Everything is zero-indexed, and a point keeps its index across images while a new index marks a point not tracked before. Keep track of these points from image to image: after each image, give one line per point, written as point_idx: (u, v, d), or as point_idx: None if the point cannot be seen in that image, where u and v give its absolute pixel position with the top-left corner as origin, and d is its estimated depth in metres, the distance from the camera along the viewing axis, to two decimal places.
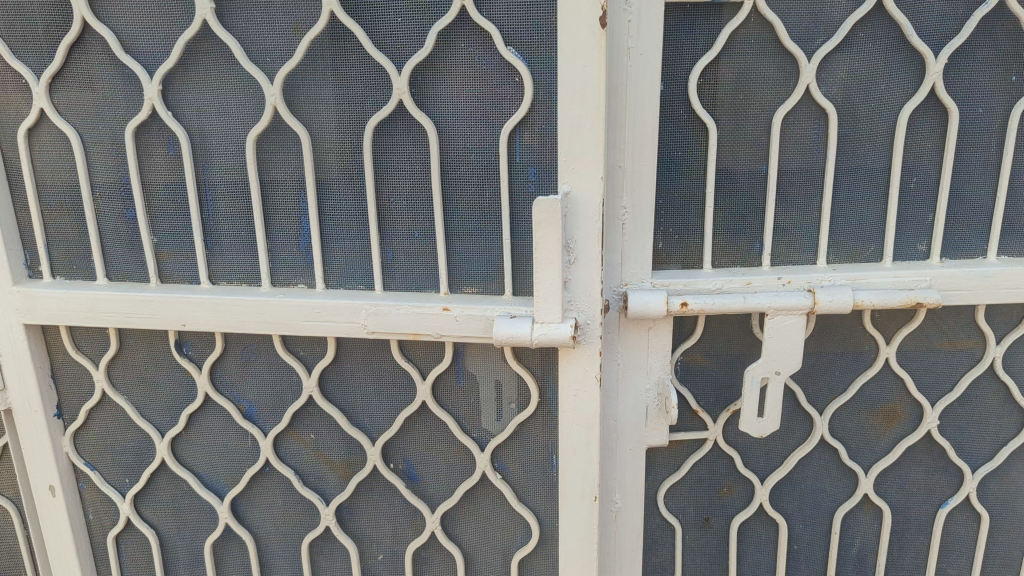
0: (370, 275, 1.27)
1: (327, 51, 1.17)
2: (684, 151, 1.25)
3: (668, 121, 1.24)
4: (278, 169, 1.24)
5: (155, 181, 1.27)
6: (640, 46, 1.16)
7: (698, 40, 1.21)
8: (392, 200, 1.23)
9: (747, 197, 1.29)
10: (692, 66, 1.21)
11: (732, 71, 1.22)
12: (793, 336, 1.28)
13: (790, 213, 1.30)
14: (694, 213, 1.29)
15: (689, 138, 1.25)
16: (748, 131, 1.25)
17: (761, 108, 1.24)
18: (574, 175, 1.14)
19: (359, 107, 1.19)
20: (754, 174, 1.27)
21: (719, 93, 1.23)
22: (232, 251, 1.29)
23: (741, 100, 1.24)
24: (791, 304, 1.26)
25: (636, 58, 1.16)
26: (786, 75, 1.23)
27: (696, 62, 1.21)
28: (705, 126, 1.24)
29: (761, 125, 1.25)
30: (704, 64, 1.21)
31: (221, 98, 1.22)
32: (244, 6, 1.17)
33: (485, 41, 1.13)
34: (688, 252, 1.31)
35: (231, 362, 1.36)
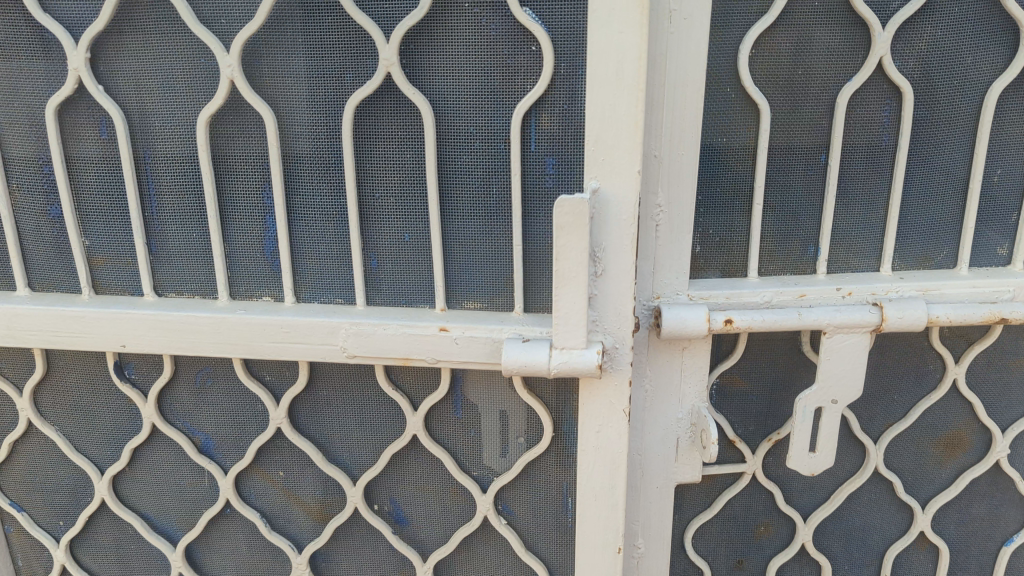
0: (350, 286, 1.05)
1: (297, 11, 0.94)
2: (730, 137, 1.04)
3: (712, 100, 1.02)
4: (235, 158, 1.01)
5: (84, 170, 1.03)
6: (683, 9, 0.94)
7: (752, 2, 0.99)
8: (377, 196, 1.00)
9: (801, 192, 1.08)
10: (744, 34, 1.00)
11: (791, 40, 1.01)
12: (854, 358, 1.08)
13: (852, 211, 1.09)
14: (740, 212, 1.08)
15: (736, 122, 1.04)
16: (806, 114, 1.04)
17: (823, 86, 1.03)
18: (603, 168, 0.92)
19: (337, 82, 0.97)
20: (812, 164, 1.06)
21: (774, 67, 1.02)
22: (181, 256, 1.06)
23: (800, 76, 1.02)
24: (854, 321, 1.05)
25: (679, 24, 0.95)
26: (853, 46, 1.01)
27: (748, 30, 0.99)
28: (756, 108, 1.03)
29: (822, 106, 1.04)
30: (759, 31, 0.99)
31: (165, 69, 0.98)
32: None
33: (495, 0, 0.91)
34: (729, 257, 1.10)
35: (183, 387, 1.13)
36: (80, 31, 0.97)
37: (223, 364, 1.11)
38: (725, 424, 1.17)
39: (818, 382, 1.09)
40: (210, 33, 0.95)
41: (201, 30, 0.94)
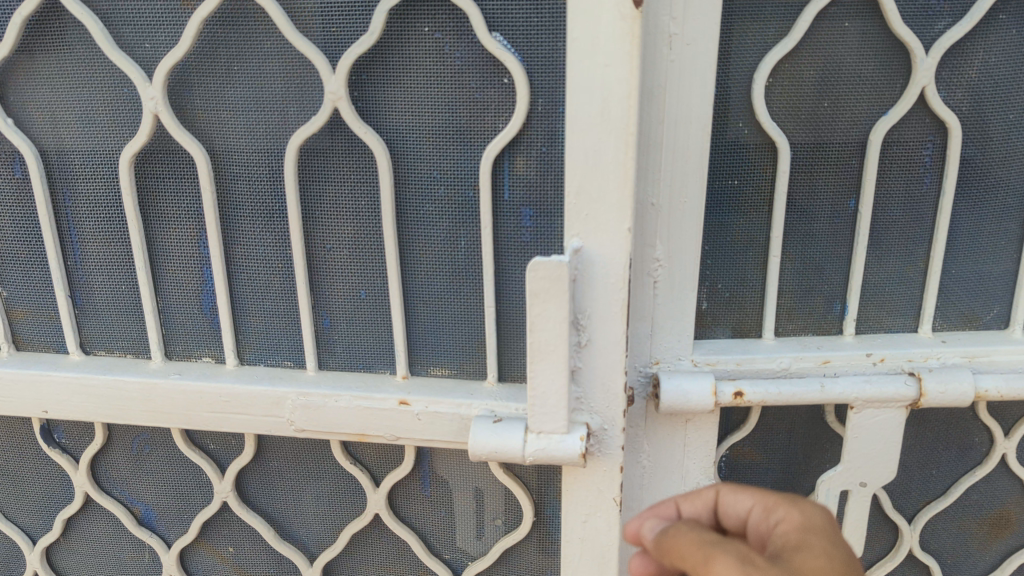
0: (300, 348, 0.91)
1: (230, 34, 0.80)
2: (742, 179, 0.89)
3: (721, 137, 0.87)
4: (166, 203, 0.87)
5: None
6: (685, 34, 0.79)
7: (769, 22, 0.84)
8: (329, 248, 0.86)
9: (827, 243, 0.92)
10: (757, 60, 0.85)
11: (817, 66, 0.85)
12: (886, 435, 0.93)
13: (886, 264, 0.93)
14: (754, 265, 0.93)
15: (749, 162, 0.88)
16: (833, 153, 0.88)
17: (854, 120, 0.87)
18: (587, 223, 0.77)
19: (279, 118, 0.82)
20: (839, 211, 0.90)
21: (796, 98, 0.86)
22: (110, 310, 0.93)
23: (827, 108, 0.86)
24: (886, 395, 0.90)
25: (680, 50, 0.80)
26: (890, 74, 0.85)
27: (767, 55, 0.84)
28: (774, 145, 0.87)
29: (853, 144, 0.88)
30: (779, 57, 0.83)
31: (81, 100, 0.85)
32: None
33: (460, 24, 0.76)
34: (741, 314, 0.95)
35: (119, 455, 1.00)
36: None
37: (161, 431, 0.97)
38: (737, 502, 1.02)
39: (842, 464, 0.96)
40: (129, 61, 0.81)
41: (117, 57, 0.81)
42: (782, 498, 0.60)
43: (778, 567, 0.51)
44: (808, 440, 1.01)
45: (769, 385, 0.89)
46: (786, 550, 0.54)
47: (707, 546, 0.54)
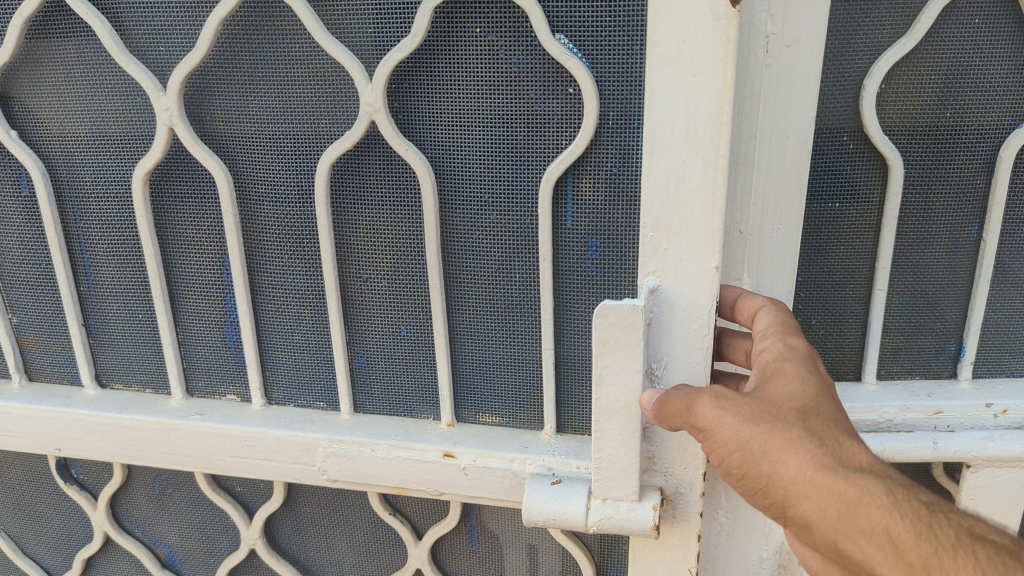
0: (333, 389, 0.81)
1: (248, 34, 0.69)
2: (844, 203, 0.74)
3: (821, 153, 0.72)
4: (185, 225, 0.77)
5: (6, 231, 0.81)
6: (785, 33, 0.65)
7: (885, 18, 0.68)
8: (366, 277, 0.75)
9: (943, 274, 0.76)
10: (870, 63, 0.69)
11: (942, 70, 0.69)
12: (1005, 496, 0.79)
13: (1019, 297, 0.77)
14: (856, 300, 0.77)
15: (854, 181, 0.73)
16: (954, 172, 0.72)
17: (982, 134, 0.71)
18: (664, 260, 0.66)
19: (308, 132, 0.71)
20: (960, 237, 0.75)
21: (913, 108, 0.70)
22: (126, 340, 0.84)
23: (951, 120, 0.70)
24: (1012, 453, 0.75)
25: (778, 53, 0.66)
26: None
27: (883, 55, 0.68)
28: (885, 162, 0.72)
29: (979, 161, 0.72)
30: (896, 59, 0.68)
31: (91, 111, 0.75)
32: None
33: (518, 26, 0.64)
34: (836, 357, 0.80)
35: (140, 493, 0.91)
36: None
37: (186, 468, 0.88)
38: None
39: None
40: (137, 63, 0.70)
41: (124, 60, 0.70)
42: (776, 326, 0.64)
43: (751, 399, 0.57)
44: None
45: (869, 440, 0.75)
46: (761, 382, 0.59)
47: (685, 393, 0.60)
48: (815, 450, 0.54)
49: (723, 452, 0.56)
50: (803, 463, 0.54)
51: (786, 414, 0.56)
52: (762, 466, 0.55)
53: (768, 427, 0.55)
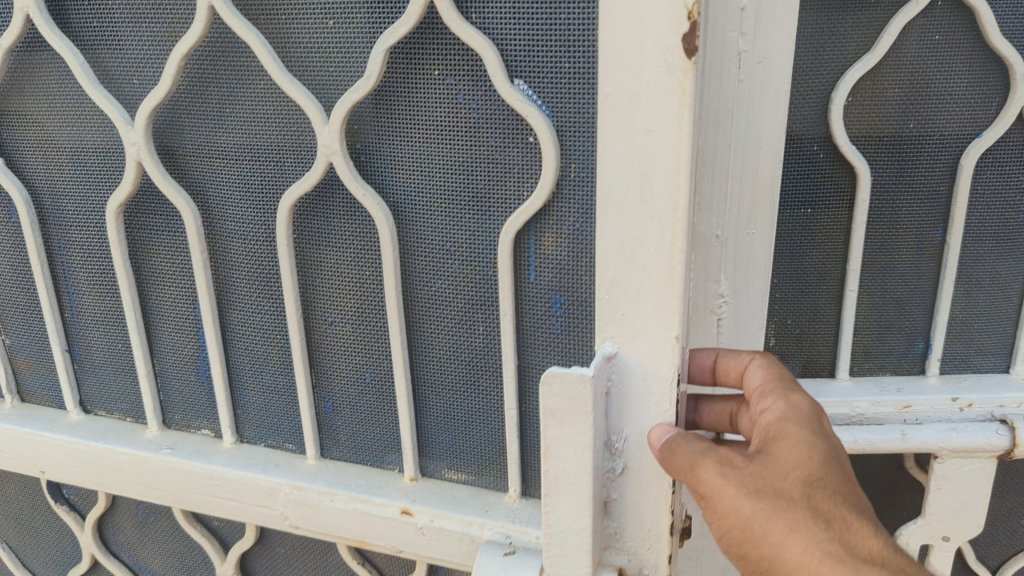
0: (301, 432, 0.78)
1: (214, 68, 0.67)
2: (816, 208, 0.86)
3: (793, 158, 0.84)
4: (162, 260, 0.76)
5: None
6: (758, 49, 0.67)
7: (853, 34, 0.79)
8: (331, 321, 0.72)
9: (913, 279, 0.89)
10: (837, 77, 0.81)
11: (905, 84, 0.80)
12: (974, 492, 0.89)
13: (977, 298, 0.89)
14: (830, 300, 0.90)
15: (826, 188, 0.85)
16: (918, 179, 0.84)
17: (943, 142, 0.83)
18: (622, 322, 0.59)
19: (273, 169, 0.68)
20: (926, 240, 0.87)
21: (879, 118, 0.82)
22: (109, 367, 0.84)
23: (912, 128, 0.82)
24: (974, 445, 0.85)
25: (749, 68, 0.67)
26: (989, 93, 0.81)
27: (848, 68, 0.80)
28: (855, 169, 0.83)
29: (941, 170, 0.84)
30: (861, 71, 0.79)
31: (73, 142, 0.75)
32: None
33: (473, 65, 0.58)
34: (812, 355, 0.93)
35: (123, 519, 0.91)
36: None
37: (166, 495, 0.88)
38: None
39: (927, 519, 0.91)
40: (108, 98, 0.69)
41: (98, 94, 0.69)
42: (773, 381, 0.61)
43: (756, 466, 0.53)
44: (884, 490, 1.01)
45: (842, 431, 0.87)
46: (766, 442, 0.55)
47: (685, 448, 0.55)
48: (822, 535, 0.50)
49: (723, 524, 0.52)
50: (807, 550, 0.49)
51: (792, 488, 0.51)
52: (763, 548, 0.51)
53: (772, 504, 0.51)
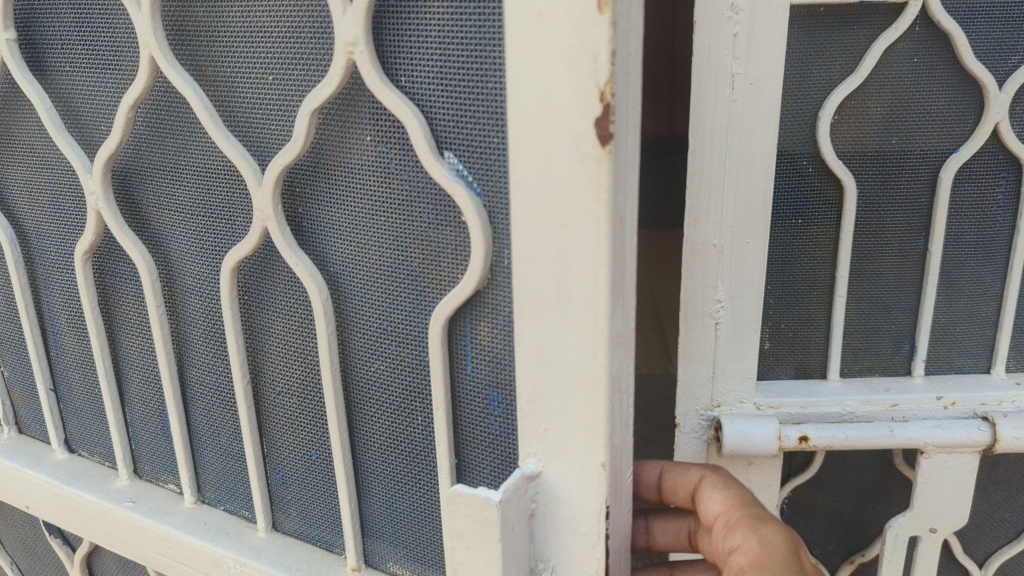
0: (357, 439, 0.98)
1: (333, 140, 0.86)
2: (786, 210, 1.33)
3: (774, 159, 1.31)
4: (258, 307, 0.99)
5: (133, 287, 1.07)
6: (735, 70, 1.19)
7: (814, 59, 1.26)
8: (381, 353, 0.92)
9: (848, 246, 1.35)
10: (802, 93, 1.27)
11: (833, 99, 1.27)
12: (950, 476, 1.38)
13: (890, 275, 1.37)
14: (809, 294, 1.38)
15: (795, 190, 1.32)
16: (848, 182, 1.31)
17: (855, 135, 1.29)
18: (545, 441, 0.83)
19: (368, 229, 0.88)
20: (877, 250, 1.35)
21: (822, 118, 1.28)
22: (217, 375, 1.06)
23: (840, 124, 1.28)
24: (952, 439, 1.33)
25: (732, 82, 1.20)
26: (887, 107, 1.27)
27: (807, 87, 1.26)
28: (822, 174, 1.31)
29: (858, 169, 1.31)
30: (814, 90, 1.25)
31: (199, 193, 0.97)
32: (231, 69, 0.90)
33: (498, 155, 0.77)
34: (806, 356, 1.42)
35: (222, 487, 1.15)
36: (102, 132, 1.01)
37: (238, 482, 1.12)
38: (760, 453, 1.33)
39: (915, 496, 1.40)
40: (233, 141, 0.90)
41: (222, 139, 0.89)
42: None
43: None
44: (874, 466, 1.49)
45: (839, 431, 1.34)
46: None
47: None
48: None
49: None
50: None
51: None
52: None
53: None
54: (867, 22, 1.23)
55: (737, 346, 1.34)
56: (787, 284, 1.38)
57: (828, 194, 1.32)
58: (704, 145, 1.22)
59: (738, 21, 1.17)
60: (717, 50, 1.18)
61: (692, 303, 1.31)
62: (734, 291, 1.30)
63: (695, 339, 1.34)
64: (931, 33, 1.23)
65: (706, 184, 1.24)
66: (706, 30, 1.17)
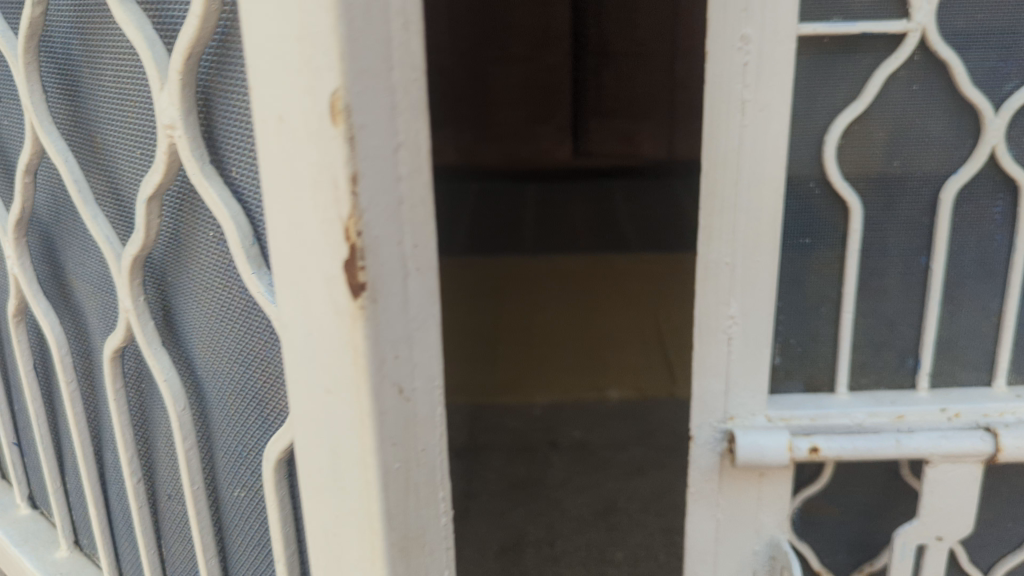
0: (217, 464, 1.31)
1: (171, 233, 1.16)
2: (808, 225, 1.40)
3: (793, 184, 1.37)
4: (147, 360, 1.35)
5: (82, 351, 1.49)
6: (756, 99, 1.27)
7: (843, 91, 1.31)
8: (218, 399, 1.24)
9: (863, 273, 1.42)
10: (828, 121, 1.33)
11: (854, 135, 1.35)
12: (956, 487, 1.44)
13: (902, 290, 1.43)
14: (824, 307, 1.44)
15: (815, 208, 1.38)
16: (866, 209, 1.39)
17: (877, 167, 1.36)
18: (332, 501, 1.02)
19: (201, 300, 1.18)
20: (903, 260, 1.41)
21: (843, 152, 1.35)
22: (137, 420, 1.43)
23: (862, 158, 1.36)
24: (957, 448, 1.40)
25: (754, 110, 1.28)
26: (907, 138, 1.35)
27: (835, 116, 1.33)
28: (842, 196, 1.37)
29: (874, 198, 1.38)
30: (843, 120, 1.32)
31: (102, 271, 1.35)
32: (104, 166, 1.23)
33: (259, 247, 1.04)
34: (816, 371, 1.48)
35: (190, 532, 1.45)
36: (50, 219, 1.43)
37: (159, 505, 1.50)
38: (769, 463, 1.41)
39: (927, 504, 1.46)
40: (99, 218, 1.24)
41: (92, 217, 1.24)
42: None
43: None
44: (883, 484, 1.54)
45: (851, 442, 1.41)
46: None
47: None
48: None
49: None
50: None
51: None
52: None
53: None
54: (869, 48, 1.29)
55: (748, 357, 1.42)
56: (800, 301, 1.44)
57: (837, 212, 1.39)
58: (716, 166, 1.31)
59: (747, 50, 1.25)
60: (728, 79, 1.26)
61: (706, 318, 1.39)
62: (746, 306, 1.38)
63: (707, 353, 1.42)
64: (929, 66, 1.30)
65: (718, 204, 1.33)
66: (718, 60, 1.26)
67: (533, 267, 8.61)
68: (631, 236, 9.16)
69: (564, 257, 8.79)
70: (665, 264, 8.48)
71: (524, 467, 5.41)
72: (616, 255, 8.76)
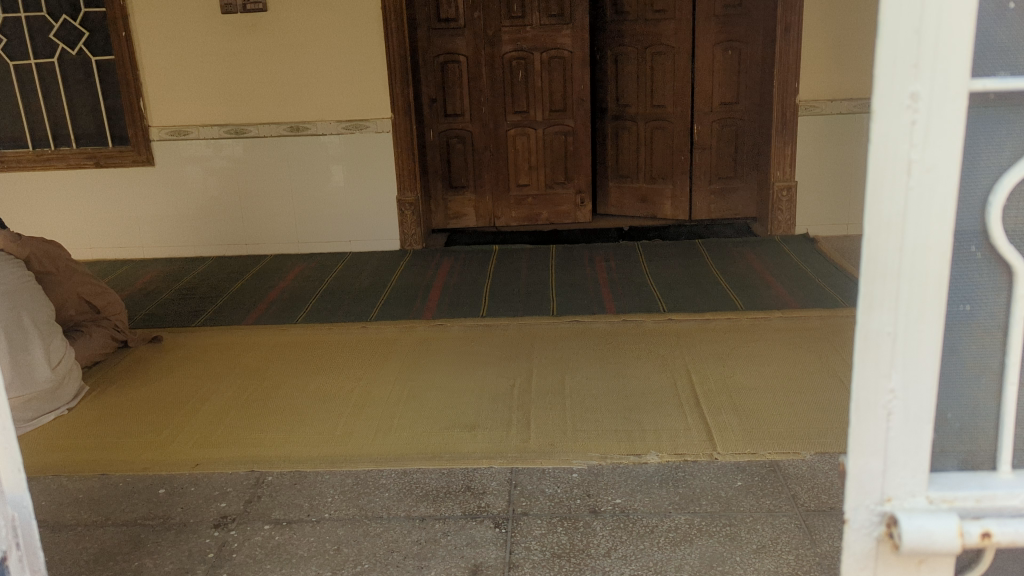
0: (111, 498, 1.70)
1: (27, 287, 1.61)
2: (975, 285, 1.68)
3: (962, 248, 1.67)
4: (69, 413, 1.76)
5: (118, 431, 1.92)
6: (922, 163, 1.54)
7: (1010, 158, 1.65)
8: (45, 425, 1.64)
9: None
10: (994, 183, 1.63)
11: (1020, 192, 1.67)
12: None
13: None
14: (983, 377, 1.73)
15: (984, 267, 1.68)
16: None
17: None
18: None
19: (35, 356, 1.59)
20: None
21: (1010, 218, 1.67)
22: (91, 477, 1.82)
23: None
24: None
25: (925, 168, 1.54)
26: None
27: (1000, 181, 1.63)
28: (1009, 260, 1.66)
29: None
30: (1008, 184, 1.63)
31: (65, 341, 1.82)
32: None
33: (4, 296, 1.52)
34: (975, 449, 1.75)
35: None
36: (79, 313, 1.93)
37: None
38: (939, 550, 1.57)
39: None
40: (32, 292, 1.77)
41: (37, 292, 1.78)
42: None
43: None
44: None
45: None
46: None
47: None
48: None
49: None
50: None
51: None
52: None
53: None
54: None
55: (908, 433, 1.66)
56: (958, 370, 1.73)
57: (1001, 277, 1.69)
58: (884, 226, 1.57)
59: (916, 110, 1.52)
60: (900, 136, 1.53)
61: (871, 393, 1.65)
62: (906, 381, 1.63)
63: (869, 425, 1.66)
64: None
65: (884, 270, 1.58)
66: (891, 117, 1.53)
67: (562, 330, 8.54)
68: (659, 300, 9.09)
69: (592, 319, 8.73)
70: (696, 327, 8.38)
71: (568, 532, 5.28)
72: (645, 318, 8.67)
